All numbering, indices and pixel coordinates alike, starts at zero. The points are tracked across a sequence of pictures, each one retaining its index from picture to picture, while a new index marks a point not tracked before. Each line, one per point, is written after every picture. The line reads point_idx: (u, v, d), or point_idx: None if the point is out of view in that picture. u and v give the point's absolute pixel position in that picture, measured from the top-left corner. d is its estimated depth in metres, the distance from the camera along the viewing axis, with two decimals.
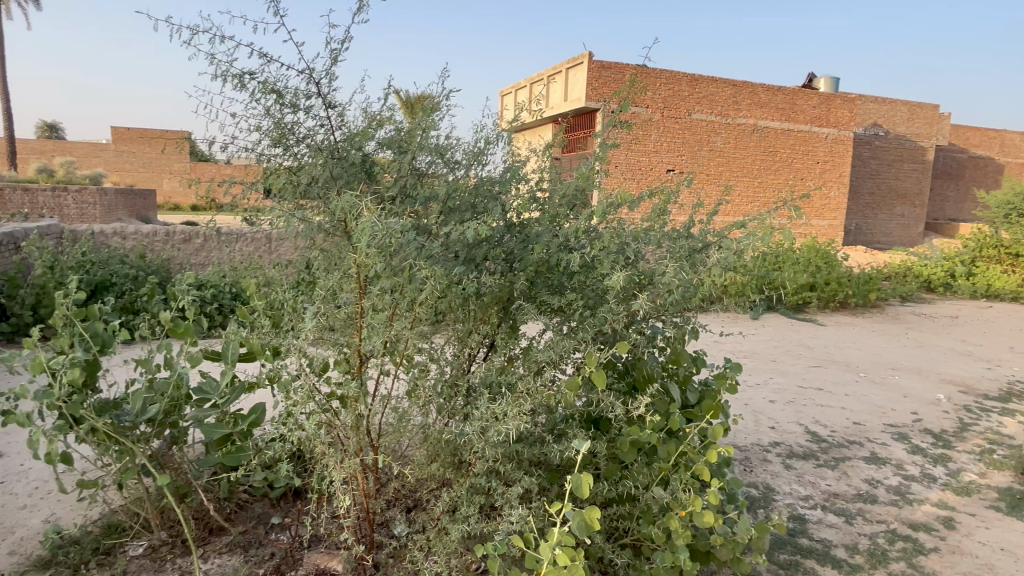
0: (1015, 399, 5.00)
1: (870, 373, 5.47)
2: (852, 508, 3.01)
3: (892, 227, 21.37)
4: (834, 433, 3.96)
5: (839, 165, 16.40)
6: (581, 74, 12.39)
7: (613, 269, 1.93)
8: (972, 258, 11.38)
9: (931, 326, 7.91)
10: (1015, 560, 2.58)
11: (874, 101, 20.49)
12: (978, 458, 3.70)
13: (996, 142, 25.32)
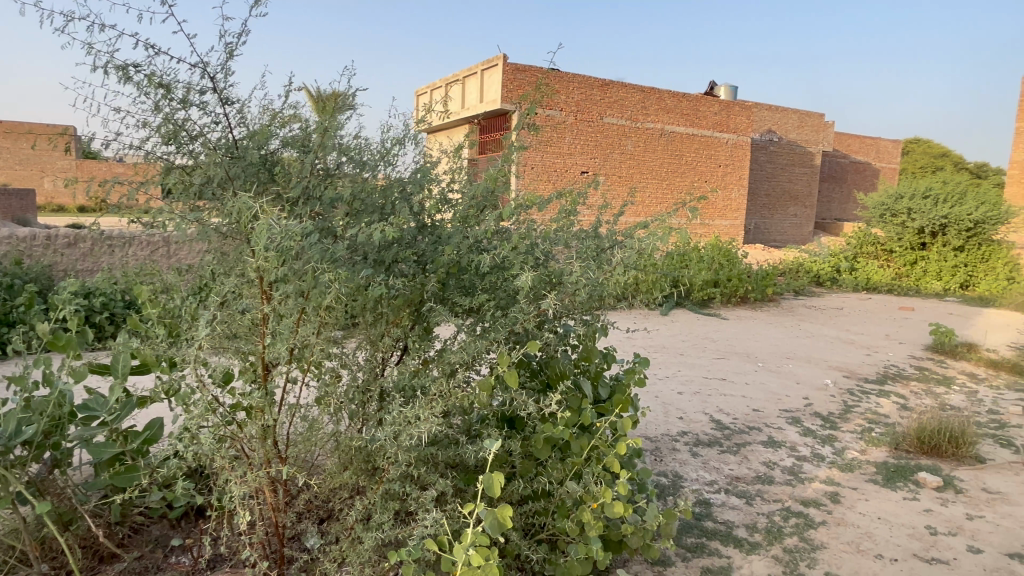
0: (891, 381, 5.54)
1: (767, 363, 5.87)
2: (752, 490, 3.21)
3: (786, 226, 23.01)
4: (736, 420, 4.22)
5: (738, 169, 17.50)
6: (496, 76, 12.48)
7: (523, 270, 1.96)
8: (854, 255, 12.46)
9: (821, 317, 8.59)
10: (889, 527, 2.86)
11: (768, 109, 22.04)
12: (860, 436, 4.06)
13: (873, 149, 27.92)
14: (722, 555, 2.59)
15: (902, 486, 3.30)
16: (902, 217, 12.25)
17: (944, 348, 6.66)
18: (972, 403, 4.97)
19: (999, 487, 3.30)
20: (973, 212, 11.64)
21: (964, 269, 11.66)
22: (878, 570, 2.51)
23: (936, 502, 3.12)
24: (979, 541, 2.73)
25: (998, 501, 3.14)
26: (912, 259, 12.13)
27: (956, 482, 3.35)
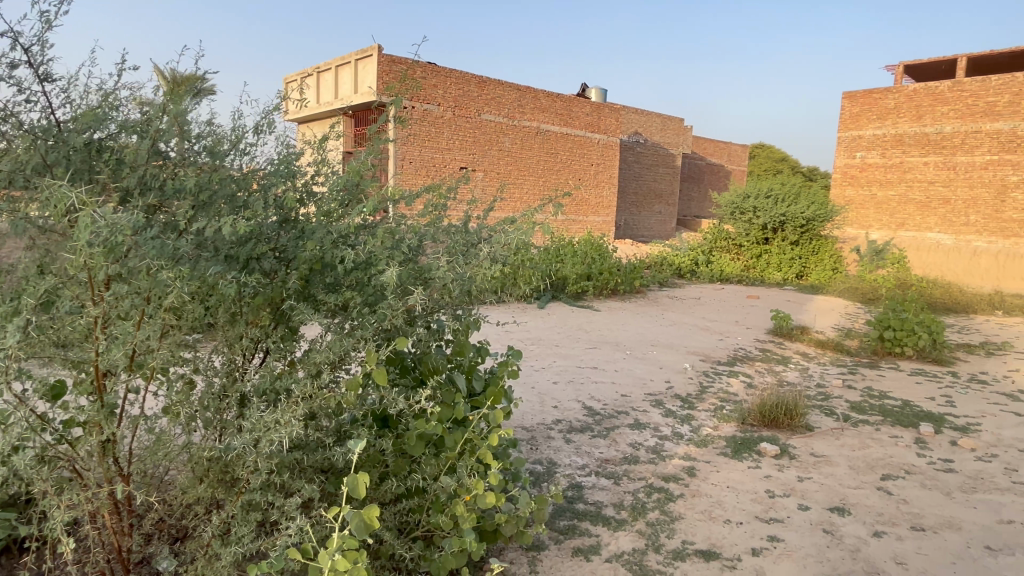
0: (739, 362, 6.14)
1: (635, 350, 6.27)
2: (619, 470, 3.41)
3: (652, 223, 24.60)
4: (606, 405, 4.46)
5: (608, 168, 18.45)
6: (371, 67, 12.14)
7: (389, 265, 1.92)
8: (710, 249, 13.61)
9: (682, 307, 9.31)
10: (736, 493, 3.17)
11: (635, 112, 23.44)
12: (713, 414, 4.46)
13: (725, 153, 30.71)
14: (591, 534, 2.72)
15: (747, 456, 3.67)
16: (750, 214, 13.47)
17: (783, 331, 7.50)
18: (804, 379, 5.65)
19: (823, 451, 3.78)
20: (805, 212, 13.21)
21: (799, 261, 13.30)
22: (726, 533, 2.77)
23: (774, 468, 3.51)
24: (807, 499, 3.11)
25: (822, 463, 3.59)
26: (757, 252, 13.47)
27: (790, 450, 3.79)
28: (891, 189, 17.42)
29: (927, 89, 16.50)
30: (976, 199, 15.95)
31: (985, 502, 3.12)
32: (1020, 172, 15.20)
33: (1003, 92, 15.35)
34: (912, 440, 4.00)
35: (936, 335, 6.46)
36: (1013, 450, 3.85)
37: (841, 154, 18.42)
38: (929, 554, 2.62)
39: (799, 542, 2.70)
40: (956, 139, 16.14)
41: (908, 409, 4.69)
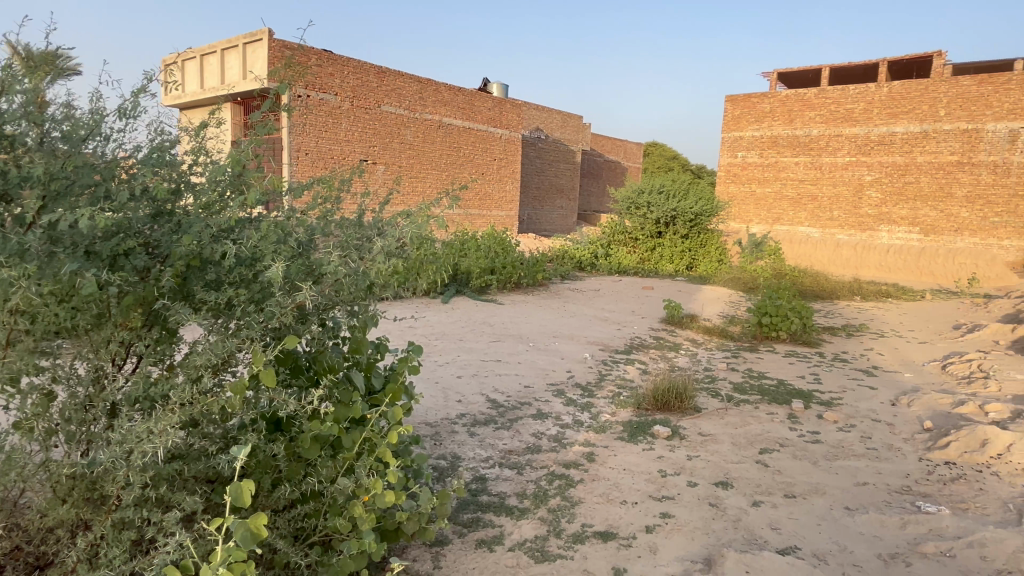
0: (635, 350, 6.44)
1: (537, 342, 6.40)
2: (522, 460, 3.48)
3: (554, 217, 25.17)
4: (510, 397, 4.52)
5: (511, 163, 18.64)
6: (261, 52, 11.48)
7: (276, 260, 1.83)
8: (608, 244, 14.14)
9: (583, 298, 9.61)
10: (632, 475, 3.32)
11: (535, 109, 23.82)
12: (611, 400, 4.65)
13: (621, 151, 32.00)
14: (495, 525, 2.75)
15: (642, 439, 3.86)
16: (644, 209, 14.19)
17: (674, 320, 7.94)
18: (693, 364, 6.02)
19: (709, 430, 4.05)
20: (693, 207, 14.09)
21: (689, 253, 14.06)
22: (622, 514, 2.90)
23: (666, 449, 3.72)
24: (695, 476, 3.32)
25: (708, 441, 3.85)
26: (652, 245, 14.10)
27: (680, 430, 4.03)
28: (767, 186, 18.93)
29: (797, 95, 18.04)
30: (838, 196, 17.70)
31: (845, 468, 3.48)
32: (874, 172, 17.02)
33: (859, 100, 17.09)
34: (785, 416, 4.38)
35: (805, 319, 7.11)
36: (868, 420, 4.33)
37: (725, 154, 19.75)
38: (799, 518, 2.88)
39: (688, 517, 2.88)
40: (822, 142, 17.80)
41: (782, 388, 5.13)
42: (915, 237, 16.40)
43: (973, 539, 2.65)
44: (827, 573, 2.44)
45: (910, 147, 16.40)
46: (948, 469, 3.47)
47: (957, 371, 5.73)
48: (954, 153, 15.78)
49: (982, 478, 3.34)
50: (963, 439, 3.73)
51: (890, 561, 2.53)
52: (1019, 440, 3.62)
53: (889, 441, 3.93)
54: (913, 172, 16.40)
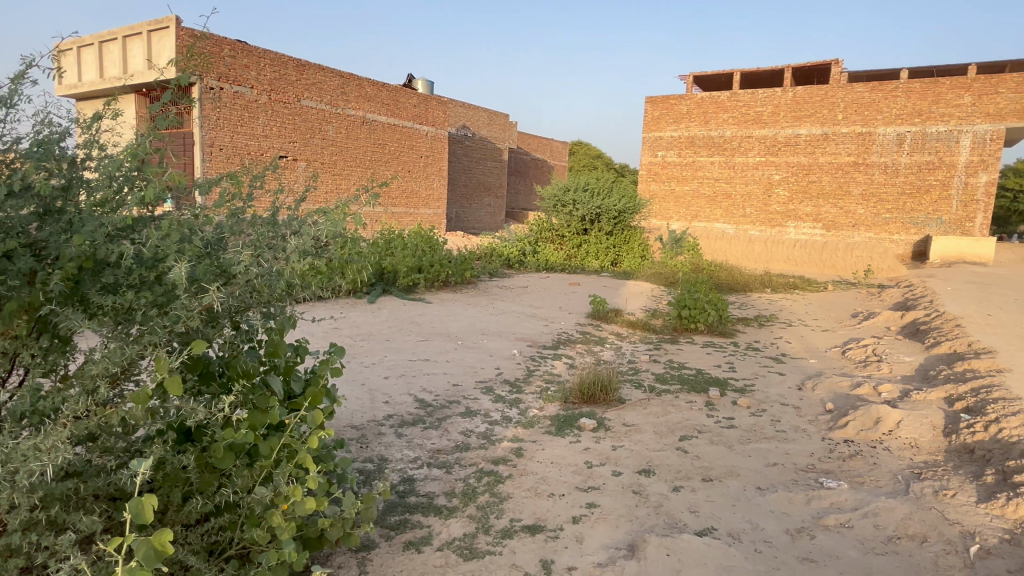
0: (562, 345, 6.56)
1: (466, 340, 6.38)
2: (451, 458, 3.46)
3: (482, 215, 25.19)
4: (438, 396, 4.48)
5: (437, 161, 18.47)
6: (168, 40, 10.79)
7: (180, 261, 1.72)
8: (536, 241, 14.30)
9: (511, 296, 9.67)
10: (559, 468, 3.38)
11: (462, 106, 23.72)
12: (539, 395, 4.72)
13: (547, 150, 32.48)
14: (423, 526, 2.73)
15: (568, 432, 3.93)
16: (570, 207, 14.46)
17: (600, 315, 8.14)
18: (617, 356, 6.20)
19: (633, 420, 4.18)
20: (617, 205, 14.48)
21: (614, 250, 14.38)
22: (550, 506, 2.94)
23: (591, 440, 3.81)
24: (619, 466, 3.42)
25: (631, 431, 3.97)
26: (578, 242, 14.36)
27: (605, 422, 4.14)
28: (686, 184, 19.75)
29: (712, 98, 18.90)
30: (750, 194, 18.70)
31: (757, 450, 3.69)
32: (781, 172, 18.10)
33: (768, 103, 18.09)
34: (703, 404, 4.59)
35: (720, 311, 7.48)
36: (777, 404, 4.61)
37: (646, 153, 20.43)
38: (716, 500, 3.03)
39: (613, 506, 2.96)
40: (734, 143, 18.74)
41: (700, 377, 5.37)
42: (819, 232, 17.60)
43: (868, 510, 2.88)
44: (741, 550, 2.58)
45: (813, 148, 17.55)
46: (847, 447, 3.75)
47: (854, 356, 6.20)
48: (850, 154, 17.02)
49: (875, 453, 3.64)
50: (860, 418, 4.04)
51: (796, 535, 2.70)
52: (907, 417, 3.96)
53: (795, 423, 4.20)
54: (816, 172, 17.56)
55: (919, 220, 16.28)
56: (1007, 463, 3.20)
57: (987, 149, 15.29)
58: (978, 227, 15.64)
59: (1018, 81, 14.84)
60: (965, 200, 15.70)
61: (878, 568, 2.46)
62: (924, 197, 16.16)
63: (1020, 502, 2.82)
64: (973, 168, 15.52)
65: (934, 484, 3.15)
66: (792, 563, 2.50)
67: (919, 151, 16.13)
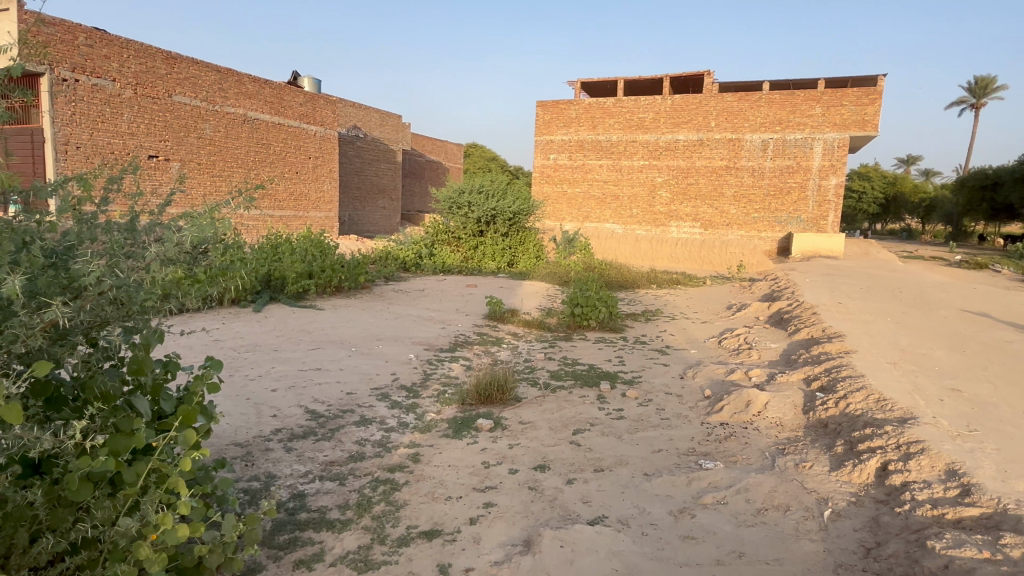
0: (459, 348, 6.55)
1: (360, 346, 6.20)
2: (345, 469, 3.35)
3: (376, 217, 24.59)
4: (331, 406, 4.32)
5: (327, 162, 17.78)
6: (8, 24, 9.59)
7: (15, 272, 1.54)
8: (433, 243, 14.20)
9: (407, 300, 9.51)
10: (456, 470, 3.38)
11: (351, 106, 23.03)
12: (436, 398, 4.68)
13: (442, 151, 32.35)
14: (314, 542, 2.62)
15: (466, 434, 3.93)
16: (465, 209, 14.42)
17: (496, 316, 8.22)
18: (514, 356, 6.29)
19: (529, 418, 4.27)
20: (511, 207, 14.68)
21: (510, 251, 14.59)
22: (447, 510, 2.93)
23: (489, 440, 3.84)
24: (516, 463, 3.48)
25: (527, 428, 4.05)
26: (474, 244, 14.43)
27: (502, 421, 4.19)
28: (577, 187, 20.45)
29: (598, 104, 19.68)
30: (635, 196, 19.71)
31: (644, 438, 3.89)
32: (663, 175, 19.22)
33: (649, 110, 19.11)
34: (595, 397, 4.78)
35: (610, 308, 7.81)
36: (662, 394, 4.88)
37: (538, 156, 20.93)
38: (606, 489, 3.16)
39: (510, 503, 3.01)
40: (620, 147, 19.65)
41: (593, 372, 5.58)
42: (698, 231, 18.89)
43: (740, 486, 3.13)
44: (629, 535, 2.71)
45: (690, 153, 18.79)
46: (722, 429, 4.06)
47: (730, 345, 6.70)
48: (723, 158, 18.40)
49: (747, 434, 3.95)
50: (733, 402, 4.38)
51: (679, 516, 2.88)
52: (773, 398, 4.35)
53: (678, 410, 4.47)
54: (694, 175, 18.82)
55: (782, 219, 17.93)
56: (853, 434, 3.59)
57: (836, 155, 17.09)
58: (831, 225, 17.47)
59: (858, 95, 16.70)
60: (819, 201, 17.48)
61: (748, 539, 2.69)
62: (785, 198, 17.82)
63: (863, 467, 3.18)
64: (825, 172, 17.29)
65: (795, 458, 3.49)
66: (675, 542, 2.66)
67: (780, 156, 17.74)
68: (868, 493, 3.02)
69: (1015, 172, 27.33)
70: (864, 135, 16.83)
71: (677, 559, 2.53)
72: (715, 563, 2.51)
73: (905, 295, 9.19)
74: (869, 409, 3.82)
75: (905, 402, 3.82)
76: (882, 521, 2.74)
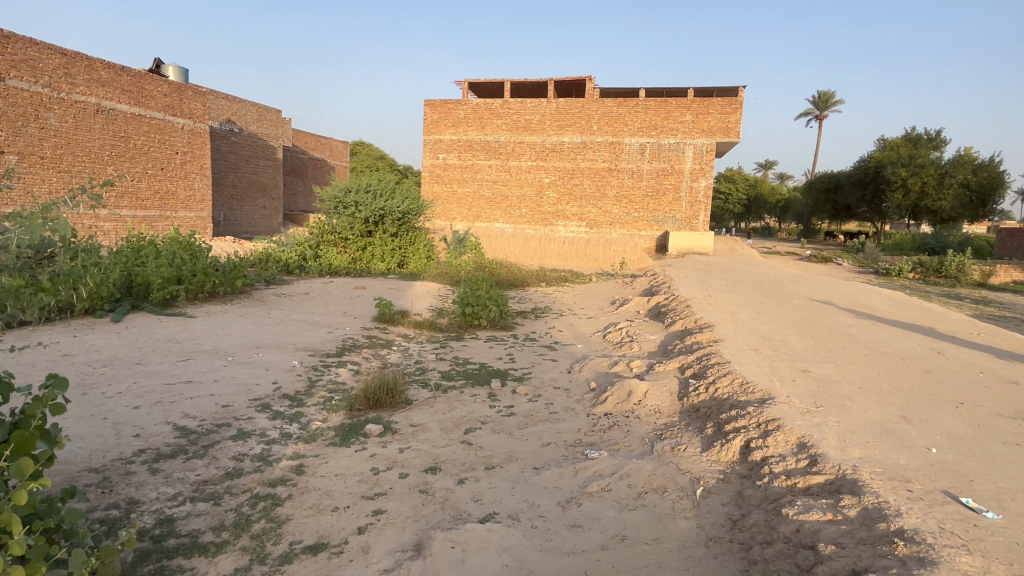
0: (347, 352, 6.32)
1: (237, 355, 5.80)
2: (220, 488, 3.12)
3: (256, 218, 23.16)
4: (204, 421, 3.99)
5: (198, 158, 16.42)
6: None
7: None
8: (318, 244, 13.58)
9: (290, 304, 9.02)
10: (344, 479, 3.26)
11: (224, 98, 21.48)
12: (322, 406, 4.48)
13: (326, 149, 31.10)
14: (185, 571, 2.41)
15: (354, 441, 3.81)
16: (352, 208, 13.89)
17: (386, 317, 8.02)
18: (404, 358, 6.18)
19: (419, 420, 4.21)
20: (400, 206, 14.40)
21: (399, 251, 14.34)
22: (333, 521, 2.82)
23: (378, 446, 3.75)
24: (406, 467, 3.42)
25: (418, 431, 4.00)
26: (362, 245, 13.98)
27: (392, 425, 4.10)
28: (467, 186, 20.50)
29: (486, 104, 19.83)
30: (524, 196, 20.13)
31: (533, 433, 3.98)
32: (550, 175, 19.77)
33: (535, 112, 19.56)
34: (486, 395, 4.81)
35: (500, 306, 7.91)
36: (551, 388, 5.02)
37: (427, 155, 20.70)
38: (497, 486, 3.19)
39: (399, 509, 2.95)
40: (508, 148, 19.95)
41: (483, 370, 5.62)
42: (583, 231, 19.68)
43: (622, 472, 3.29)
44: (519, 529, 2.76)
45: (575, 155, 19.48)
46: (606, 419, 4.25)
47: (614, 338, 7.03)
48: (605, 160, 19.25)
49: (629, 422, 4.17)
50: (616, 393, 4.60)
51: (566, 506, 2.97)
52: (651, 387, 4.62)
53: (566, 403, 4.62)
54: (579, 177, 19.54)
55: (659, 218, 19.11)
56: (721, 415, 3.91)
57: (704, 159, 18.43)
58: (702, 224, 18.83)
59: (722, 105, 18.10)
60: (691, 201, 18.81)
61: (630, 522, 2.83)
62: (662, 199, 19.00)
63: (730, 446, 3.47)
64: (696, 174, 18.62)
65: (671, 442, 3.73)
66: (563, 531, 2.75)
67: (657, 159, 18.86)
68: (734, 470, 3.29)
69: (851, 176, 30.97)
70: (728, 141, 18.31)
71: (564, 548, 2.61)
72: (600, 548, 2.62)
73: (765, 287, 10.11)
74: (734, 392, 4.17)
75: (763, 383, 4.21)
76: (745, 494, 3.00)
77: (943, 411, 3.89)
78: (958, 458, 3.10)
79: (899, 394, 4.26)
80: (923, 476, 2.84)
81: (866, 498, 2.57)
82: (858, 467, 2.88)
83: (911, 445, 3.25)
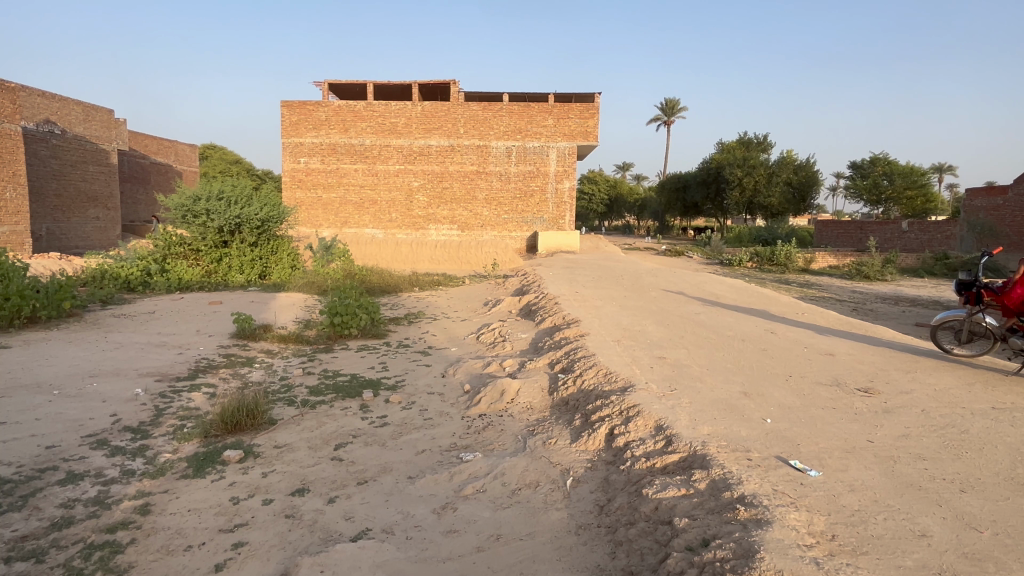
0: (201, 374, 5.79)
1: (65, 388, 5.07)
2: (44, 542, 2.70)
3: (88, 230, 20.53)
4: (23, 467, 3.44)
5: (9, 163, 14.23)
6: None
7: None
8: (164, 256, 12.42)
9: (132, 325, 8.09)
10: (198, 514, 2.98)
11: (41, 95, 18.85)
12: (171, 436, 4.06)
13: (171, 152, 28.47)
14: None
15: (210, 471, 3.48)
16: (203, 217, 12.67)
17: (246, 333, 7.45)
18: (267, 376, 5.78)
19: (284, 440, 3.96)
20: (258, 214, 13.37)
21: (260, 262, 13.41)
22: (185, 562, 2.57)
23: (238, 473, 3.47)
24: (270, 493, 3.19)
25: (284, 452, 3.76)
26: (217, 256, 12.92)
27: (253, 449, 3.81)
28: (332, 192, 19.66)
29: (348, 107, 19.20)
30: (393, 200, 19.75)
31: (407, 442, 3.90)
32: (419, 179, 19.57)
33: (400, 115, 19.25)
34: (357, 407, 4.65)
35: (372, 315, 7.66)
36: (425, 394, 4.96)
37: (287, 159, 19.56)
38: (370, 501, 3.09)
39: (263, 538, 2.76)
40: (374, 151, 19.45)
41: (354, 382, 5.40)
42: (455, 233, 19.78)
43: (496, 472, 3.33)
44: (393, 542, 2.68)
45: (443, 158, 19.46)
46: (480, 420, 4.28)
47: (487, 339, 7.10)
48: (473, 164, 19.44)
49: (502, 421, 4.24)
50: (490, 394, 4.66)
51: (441, 513, 2.95)
52: (523, 385, 4.72)
53: (440, 408, 4.60)
54: (448, 180, 19.55)
55: (528, 219, 19.69)
56: (587, 407, 4.09)
57: (567, 161, 19.23)
58: (568, 223, 19.67)
59: (581, 110, 19.01)
60: (557, 202, 19.59)
61: (505, 520, 2.87)
62: (530, 201, 19.60)
63: (596, 435, 3.64)
64: (560, 176, 19.39)
65: (543, 436, 3.84)
66: (438, 539, 2.72)
67: (522, 162, 19.37)
68: (600, 457, 3.46)
69: (697, 176, 33.91)
70: (588, 145, 19.28)
71: (440, 556, 2.59)
72: (475, 550, 2.62)
73: (626, 281, 10.75)
74: (599, 383, 4.39)
75: (624, 372, 4.47)
76: (610, 479, 3.16)
77: (776, 384, 4.38)
78: (787, 426, 3.50)
79: (740, 372, 4.73)
80: (760, 445, 3.17)
81: (713, 470, 2.81)
82: (706, 443, 3.13)
83: (749, 418, 3.61)
